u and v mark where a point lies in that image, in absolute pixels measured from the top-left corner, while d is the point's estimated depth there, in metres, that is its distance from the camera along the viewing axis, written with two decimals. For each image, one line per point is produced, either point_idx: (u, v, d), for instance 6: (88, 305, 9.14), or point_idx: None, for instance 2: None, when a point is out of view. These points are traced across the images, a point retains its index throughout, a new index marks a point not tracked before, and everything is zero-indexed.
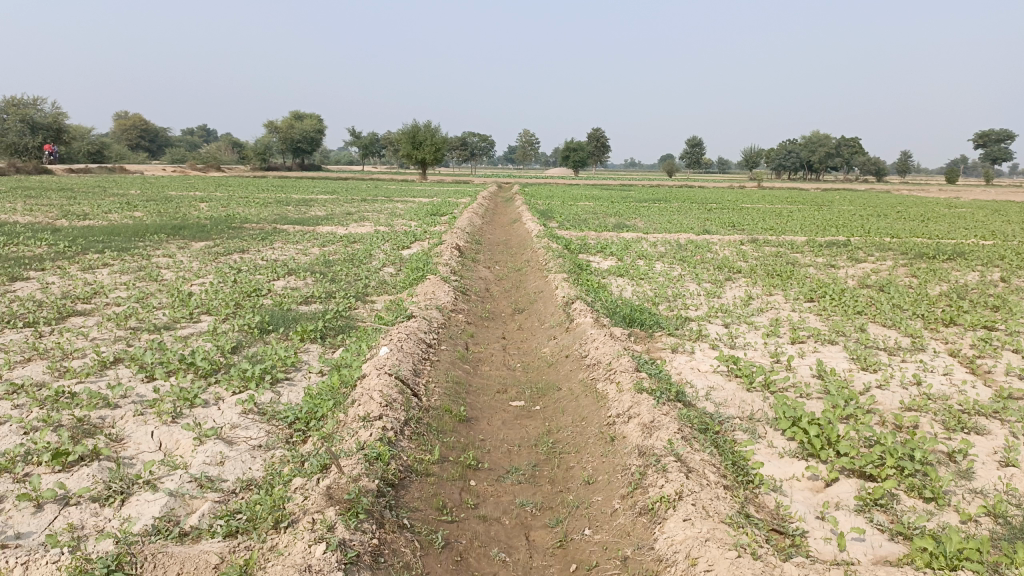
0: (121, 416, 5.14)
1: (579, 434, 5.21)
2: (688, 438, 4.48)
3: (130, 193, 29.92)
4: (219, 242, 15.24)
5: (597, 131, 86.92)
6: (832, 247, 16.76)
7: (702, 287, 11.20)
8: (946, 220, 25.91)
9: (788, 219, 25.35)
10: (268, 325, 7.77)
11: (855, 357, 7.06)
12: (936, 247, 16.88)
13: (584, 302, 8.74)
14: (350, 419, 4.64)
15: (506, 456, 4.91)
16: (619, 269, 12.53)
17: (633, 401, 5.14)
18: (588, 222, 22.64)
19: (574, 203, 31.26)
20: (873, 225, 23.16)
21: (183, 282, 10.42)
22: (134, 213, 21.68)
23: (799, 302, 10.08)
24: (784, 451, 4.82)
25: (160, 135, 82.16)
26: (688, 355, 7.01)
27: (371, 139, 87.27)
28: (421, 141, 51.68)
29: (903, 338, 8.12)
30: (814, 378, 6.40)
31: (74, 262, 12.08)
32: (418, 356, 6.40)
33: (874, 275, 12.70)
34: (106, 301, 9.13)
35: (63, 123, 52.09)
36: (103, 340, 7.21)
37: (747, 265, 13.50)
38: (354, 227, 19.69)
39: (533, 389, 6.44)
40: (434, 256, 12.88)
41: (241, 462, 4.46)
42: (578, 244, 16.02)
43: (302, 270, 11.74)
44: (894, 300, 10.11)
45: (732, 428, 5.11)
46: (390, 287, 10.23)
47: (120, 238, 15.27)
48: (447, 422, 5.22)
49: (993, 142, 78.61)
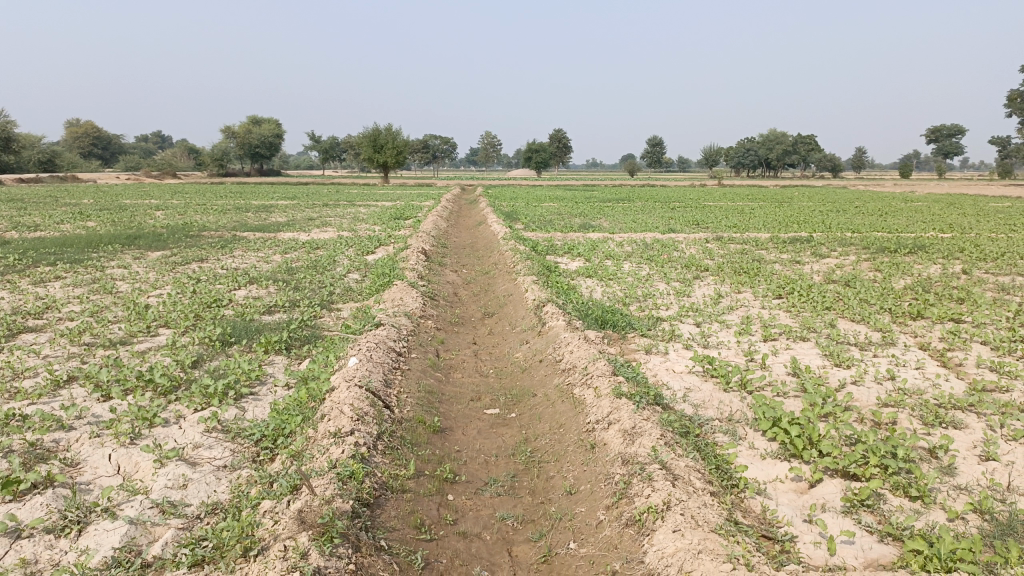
0: (77, 438, 4.89)
1: (558, 442, 5.08)
2: (671, 443, 4.37)
3: (82, 202, 29.15)
4: (177, 252, 14.84)
5: (560, 131, 87.16)
6: (796, 243, 16.90)
7: (671, 286, 11.16)
8: (905, 214, 26.37)
9: (751, 216, 25.57)
10: (231, 337, 7.52)
11: (829, 354, 7.03)
12: (897, 240, 17.12)
13: (555, 304, 8.62)
14: (321, 435, 4.44)
15: (484, 466, 4.77)
16: (587, 270, 12.46)
17: (613, 406, 5.02)
18: (553, 222, 22.57)
19: (538, 204, 31.18)
20: (834, 220, 23.47)
21: (139, 294, 10.08)
22: (87, 222, 21.10)
23: (768, 299, 10.08)
24: (766, 452, 4.74)
25: (114, 143, 80.41)
26: (663, 356, 6.93)
27: (332, 143, 86.39)
28: (382, 145, 51.26)
29: (873, 333, 8.14)
30: (790, 376, 6.35)
31: (25, 275, 11.64)
32: (388, 365, 6.21)
33: (839, 270, 12.81)
34: (59, 315, 8.78)
35: (11, 132, 50.60)
36: (56, 357, 6.90)
37: (714, 263, 13.51)
38: (316, 233, 19.35)
39: (507, 395, 6.29)
40: (400, 261, 12.66)
41: (205, 484, 4.24)
42: (545, 245, 15.93)
43: (265, 278, 11.46)
44: (861, 294, 10.17)
45: (712, 431, 5.02)
46: (356, 294, 10.02)
47: (73, 249, 14.78)
48: (421, 434, 5.05)
49: (944, 137, 80.49)
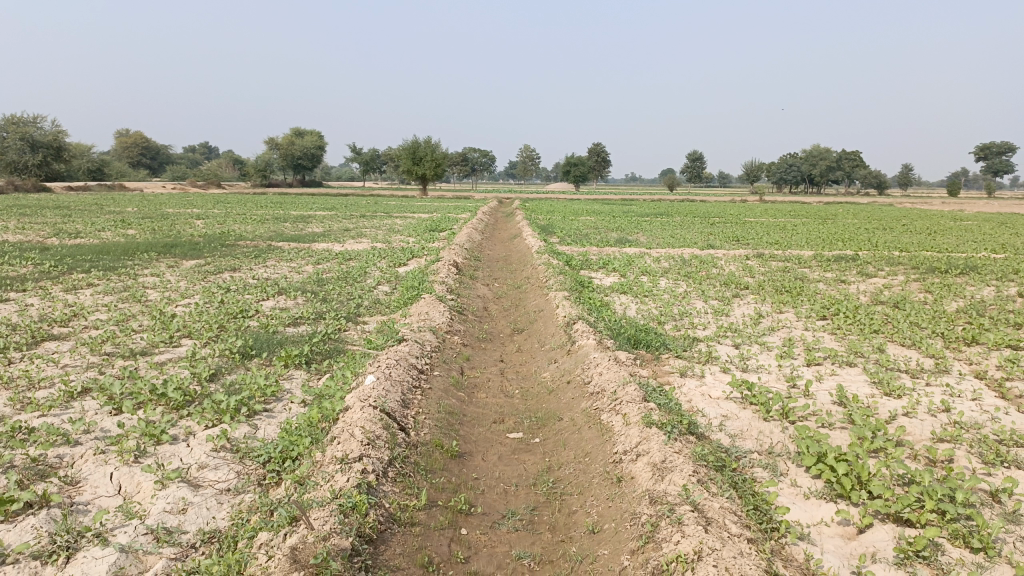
0: (81, 455, 4.69)
1: (582, 473, 4.74)
2: (706, 481, 3.99)
3: (126, 210, 29.53)
4: (210, 261, 14.82)
5: (598, 146, 86.65)
6: (841, 261, 16.31)
7: (709, 304, 10.75)
8: (954, 233, 25.58)
9: (794, 232, 24.93)
10: (251, 349, 7.32)
11: (878, 381, 6.58)
12: (947, 260, 16.46)
13: (586, 322, 8.28)
14: (327, 461, 4.17)
15: (502, 497, 4.46)
16: (622, 286, 12.11)
17: (642, 436, 4.67)
18: (590, 236, 22.22)
19: (575, 218, 30.82)
20: (880, 238, 22.76)
21: (167, 303, 9.97)
22: (127, 230, 21.33)
23: (811, 319, 9.63)
24: (810, 491, 4.35)
25: (162, 153, 82.39)
26: (698, 380, 6.56)
27: (372, 156, 87.16)
28: (421, 157, 51.46)
29: (924, 360, 7.66)
30: (835, 406, 5.93)
31: (58, 282, 11.65)
32: (407, 385, 5.92)
33: (887, 290, 12.27)
34: (84, 323, 8.69)
35: (62, 140, 51.79)
36: (74, 367, 6.76)
37: (755, 281, 13.05)
38: (351, 244, 19.27)
39: (532, 418, 5.97)
40: (430, 274, 12.45)
41: (205, 510, 3.99)
42: (580, 260, 15.59)
43: (294, 289, 11.31)
44: (911, 318, 9.65)
45: (750, 465, 4.65)
46: (384, 307, 9.79)
47: (109, 257, 14.85)
48: (437, 459, 4.76)
49: (994, 155, 78.16)
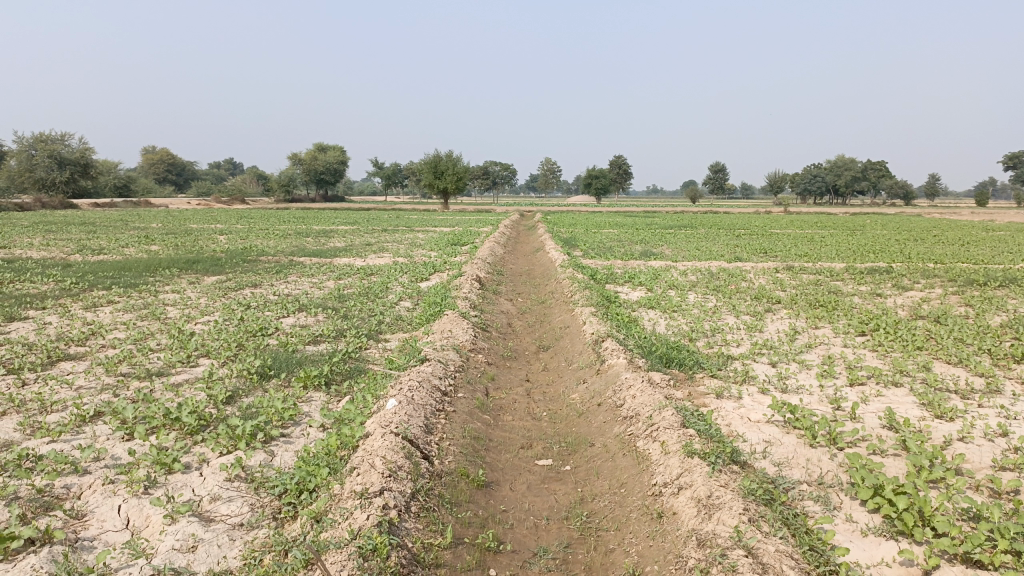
0: (89, 485, 4.45)
1: (618, 506, 4.43)
2: (757, 520, 3.66)
3: (150, 227, 29.77)
4: (231, 277, 14.68)
5: (620, 158, 86.42)
6: (874, 274, 15.85)
7: (741, 320, 10.38)
8: (988, 243, 24.91)
9: (822, 244, 24.40)
10: (270, 369, 7.09)
11: (928, 404, 6.20)
12: (984, 272, 15.94)
13: (616, 340, 7.95)
14: (346, 494, 3.89)
15: (533, 532, 4.15)
16: (650, 300, 11.77)
17: (683, 467, 4.34)
18: (614, 249, 21.89)
19: (598, 230, 30.45)
20: (912, 250, 22.22)
21: (186, 321, 9.79)
22: (150, 246, 21.35)
23: (850, 336, 9.23)
24: (868, 527, 4.00)
25: (187, 169, 83.36)
26: (736, 402, 6.21)
27: (394, 170, 87.44)
28: (442, 170, 51.39)
29: (974, 379, 7.25)
30: (885, 430, 5.56)
31: (78, 299, 11.55)
32: (431, 409, 5.64)
33: (926, 304, 11.84)
34: (101, 342, 8.50)
35: (90, 157, 52.43)
36: (88, 390, 6.55)
37: (786, 294, 12.66)
38: (372, 258, 19.10)
39: (561, 444, 5.67)
40: (453, 289, 12.18)
41: (216, 548, 3.72)
42: (605, 273, 15.26)
43: (314, 305, 11.11)
44: (955, 333, 9.22)
45: (800, 498, 4.31)
46: (406, 324, 9.55)
47: (131, 273, 14.78)
48: (463, 491, 4.48)
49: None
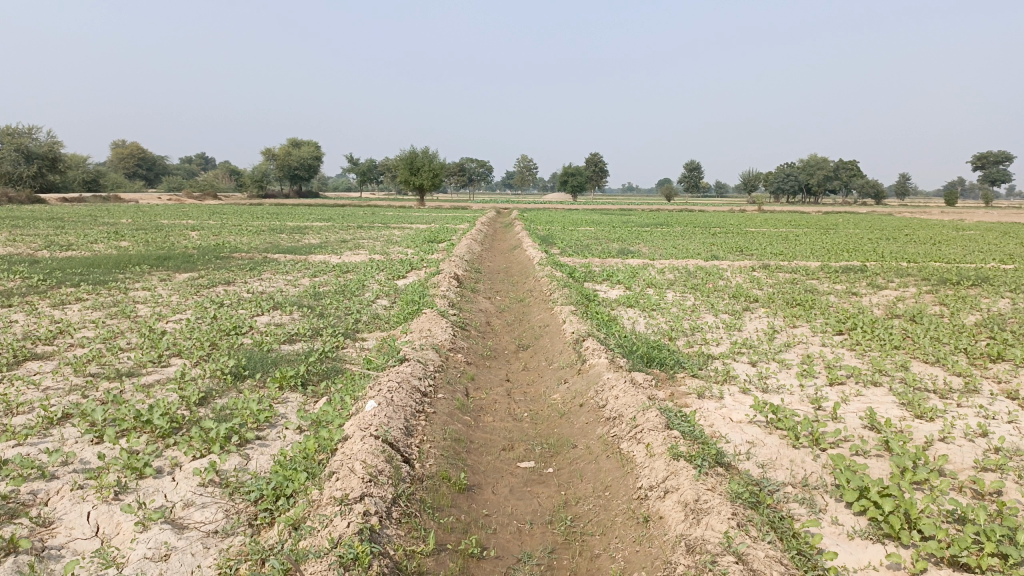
0: (56, 491, 4.29)
1: (602, 510, 4.36)
2: (745, 525, 3.61)
3: (120, 222, 29.23)
4: (204, 274, 14.42)
5: (596, 156, 86.63)
6: (850, 273, 15.97)
7: (720, 319, 10.38)
8: (958, 243, 25.27)
9: (797, 243, 24.59)
10: (245, 370, 6.93)
11: (908, 404, 6.21)
12: (956, 271, 16.15)
13: (596, 339, 7.90)
14: (325, 501, 3.78)
15: (517, 537, 4.07)
16: (629, 299, 11.74)
17: (669, 470, 4.29)
18: (591, 247, 21.88)
19: (574, 228, 30.45)
20: (885, 249, 22.46)
21: (158, 319, 9.58)
22: (120, 242, 20.94)
23: (828, 335, 9.26)
24: (854, 530, 3.98)
25: (159, 164, 82.19)
26: (718, 402, 6.18)
27: (369, 166, 86.88)
28: (418, 167, 51.11)
29: (952, 378, 7.28)
30: (867, 430, 5.55)
31: (46, 297, 11.26)
32: (410, 410, 5.53)
33: (901, 303, 11.94)
34: (69, 342, 8.27)
35: (58, 151, 51.41)
36: (55, 390, 6.35)
37: (764, 293, 12.70)
38: (348, 255, 18.88)
39: (543, 445, 5.60)
40: (431, 287, 12.06)
41: (190, 556, 3.59)
42: (583, 272, 15.21)
43: (290, 303, 10.93)
44: (931, 332, 9.29)
45: (786, 500, 4.28)
46: (383, 323, 9.42)
47: (100, 270, 14.46)
48: (445, 495, 4.38)
49: (991, 164, 78.00)
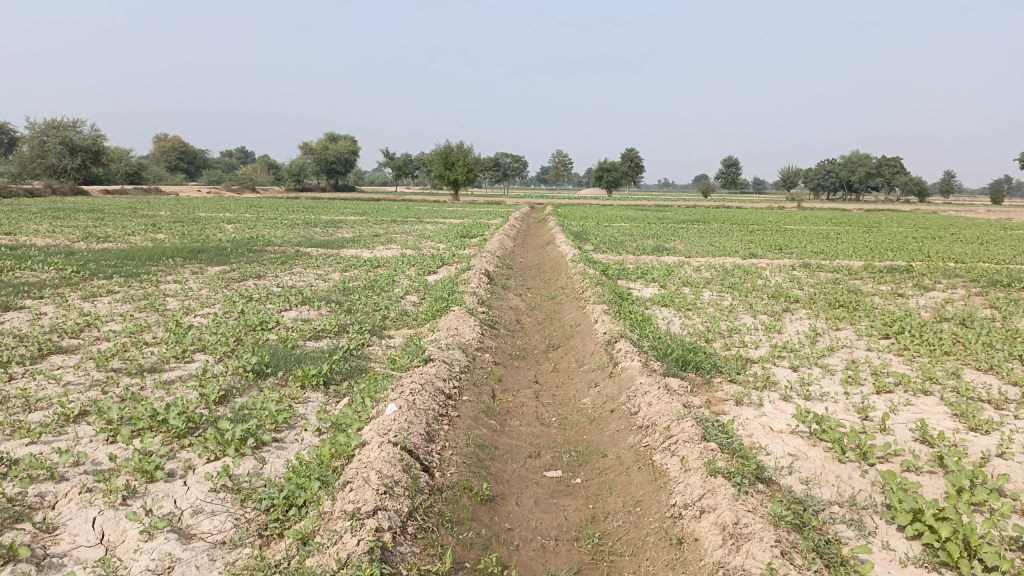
0: (64, 493, 4.14)
1: (633, 527, 4.10)
2: (789, 553, 3.32)
3: (158, 214, 29.55)
4: (236, 267, 14.38)
5: (631, 152, 85.77)
6: (894, 273, 15.40)
7: (758, 320, 9.99)
8: (1008, 242, 24.38)
9: (838, 241, 23.95)
10: (267, 367, 6.77)
11: (961, 415, 5.82)
12: (1007, 272, 15.49)
13: (629, 340, 7.60)
14: (336, 514, 3.55)
15: (541, 554, 3.83)
16: (663, 298, 11.39)
17: (706, 487, 4.00)
18: (625, 244, 21.52)
19: (608, 224, 30.02)
20: (930, 248, 21.72)
21: (185, 313, 9.49)
22: (156, 234, 21.12)
23: (873, 339, 8.84)
24: (907, 557, 3.65)
25: (199, 156, 83.47)
26: (757, 410, 5.86)
27: (405, 161, 87.05)
28: (453, 162, 51.00)
29: (1007, 388, 6.85)
30: (917, 443, 5.19)
31: (77, 289, 11.27)
32: (433, 414, 5.30)
33: (950, 305, 11.42)
34: (95, 335, 8.20)
35: (101, 144, 52.38)
36: (76, 386, 6.25)
37: (804, 293, 12.27)
38: (380, 250, 18.75)
39: (571, 453, 5.34)
40: (461, 283, 11.86)
41: (194, 570, 3.40)
42: (617, 269, 14.88)
43: (318, 298, 10.79)
44: (983, 337, 8.82)
45: (832, 522, 3.96)
46: (411, 320, 9.22)
47: (134, 262, 14.51)
48: (466, 507, 4.15)
49: None
